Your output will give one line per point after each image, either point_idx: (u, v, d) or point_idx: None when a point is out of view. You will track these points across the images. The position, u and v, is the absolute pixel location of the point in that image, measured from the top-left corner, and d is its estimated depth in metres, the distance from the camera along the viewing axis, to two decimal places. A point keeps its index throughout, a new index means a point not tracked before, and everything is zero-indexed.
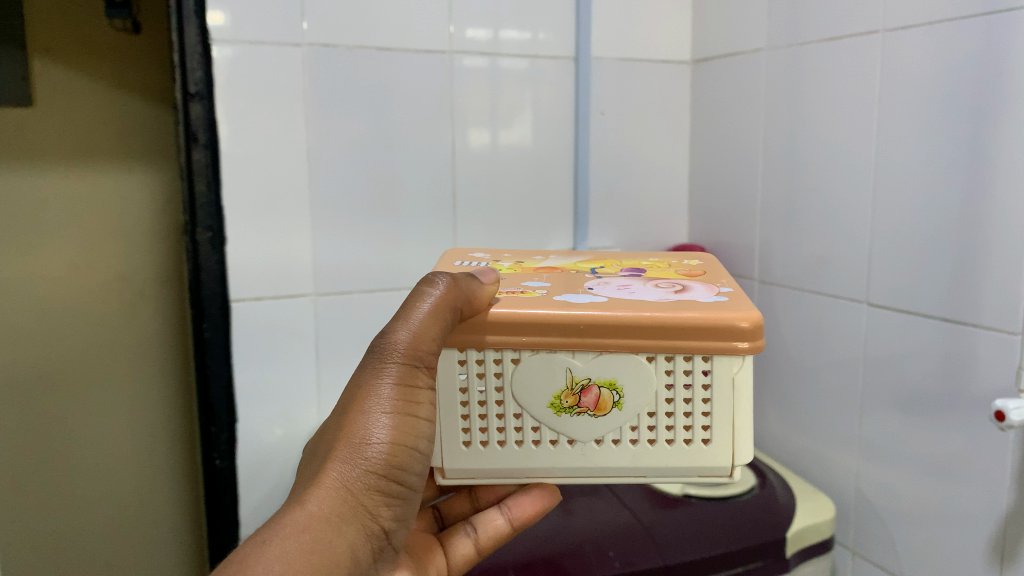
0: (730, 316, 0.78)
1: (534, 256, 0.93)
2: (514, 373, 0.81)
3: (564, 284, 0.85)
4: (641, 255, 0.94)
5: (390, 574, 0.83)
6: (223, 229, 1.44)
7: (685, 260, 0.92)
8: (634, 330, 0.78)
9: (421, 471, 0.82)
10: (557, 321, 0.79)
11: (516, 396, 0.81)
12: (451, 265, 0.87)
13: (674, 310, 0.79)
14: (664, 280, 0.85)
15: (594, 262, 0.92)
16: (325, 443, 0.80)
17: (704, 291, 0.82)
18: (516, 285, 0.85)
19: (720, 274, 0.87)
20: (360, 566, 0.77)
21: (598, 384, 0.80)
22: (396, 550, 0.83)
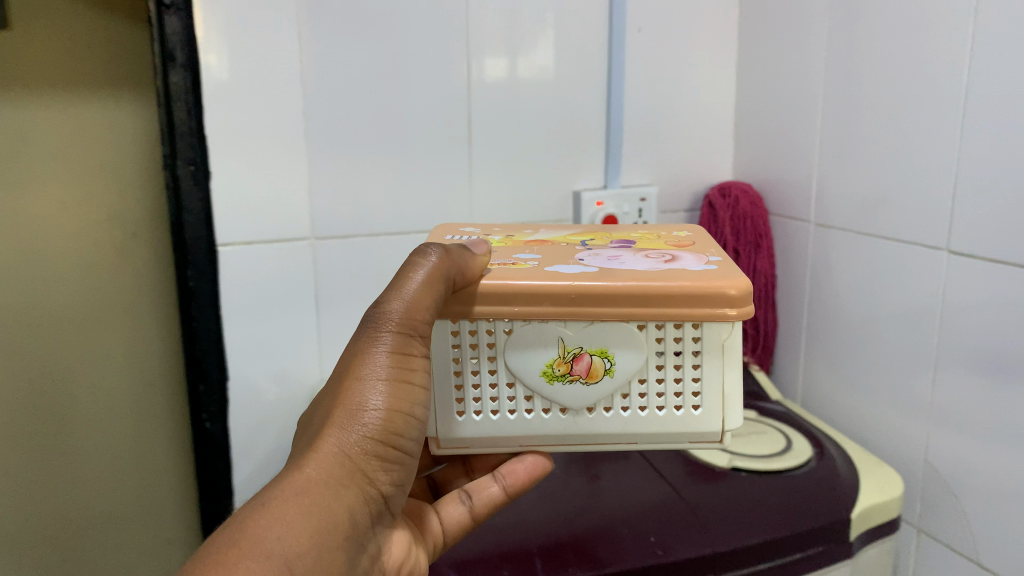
0: (718, 283, 0.79)
1: (526, 231, 0.95)
2: (506, 342, 0.83)
3: (554, 256, 0.87)
4: (630, 230, 0.97)
5: (390, 540, 0.84)
6: (206, 162, 1.40)
7: (673, 234, 0.95)
8: (623, 299, 0.79)
9: (418, 437, 0.84)
10: (547, 290, 0.80)
11: (508, 366, 0.83)
12: (444, 238, 0.89)
13: (663, 280, 0.80)
14: (653, 253, 0.87)
15: (585, 236, 0.94)
16: (322, 411, 0.81)
17: (692, 262, 0.84)
18: (507, 256, 0.87)
19: (708, 247, 0.89)
20: (359, 530, 0.78)
21: (588, 353, 0.82)
22: (395, 515, 0.84)
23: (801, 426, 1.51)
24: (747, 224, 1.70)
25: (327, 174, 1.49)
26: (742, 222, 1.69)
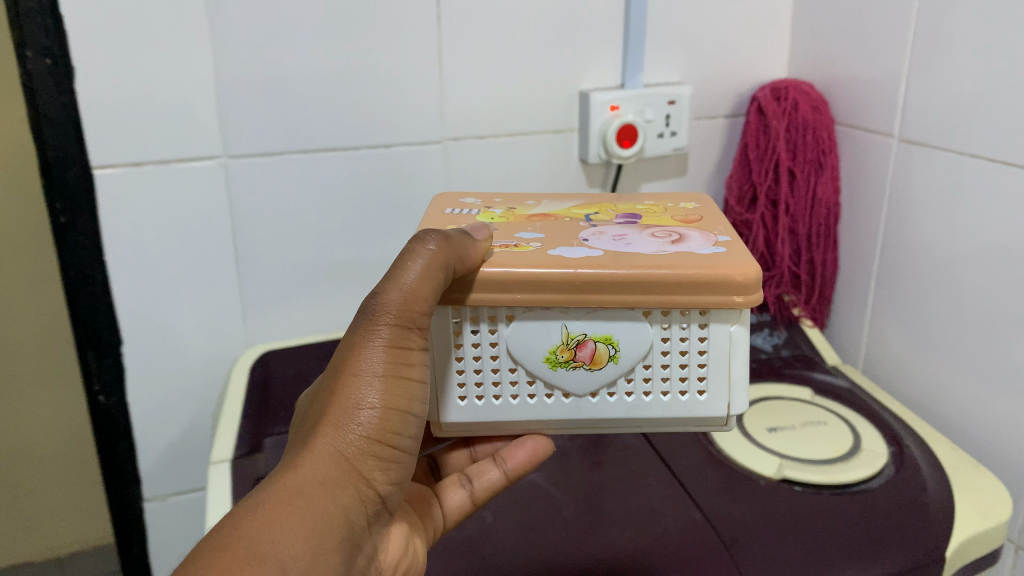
0: (728, 270, 0.74)
1: (527, 202, 0.91)
2: (506, 332, 0.79)
3: (558, 236, 0.83)
4: (634, 200, 0.94)
5: (385, 542, 0.79)
6: (69, 60, 1.09)
7: (678, 205, 0.91)
8: (628, 284, 0.75)
9: (413, 433, 0.79)
10: (548, 277, 0.75)
11: (509, 356, 0.80)
12: (443, 220, 0.84)
13: (670, 263, 0.75)
14: (660, 231, 0.83)
15: (590, 209, 0.91)
16: (316, 408, 0.76)
17: (700, 244, 0.79)
18: (507, 237, 0.82)
19: (718, 223, 0.85)
20: (355, 533, 0.73)
21: (591, 337, 0.78)
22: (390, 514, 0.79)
23: (873, 414, 1.21)
24: (808, 141, 1.37)
25: (267, 80, 1.19)
26: (799, 135, 1.37)
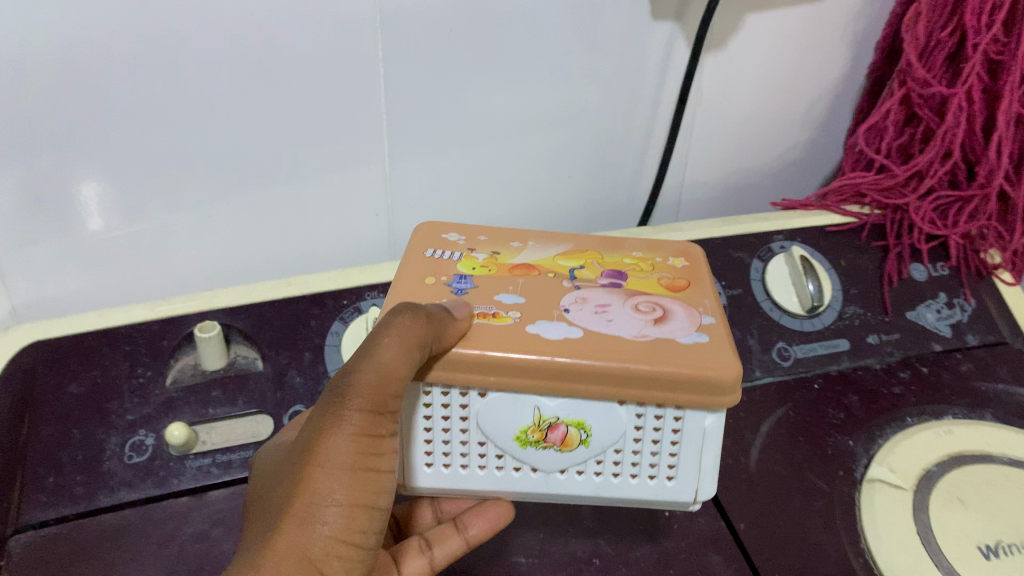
0: (721, 368, 0.38)
1: (513, 242, 0.49)
2: (478, 408, 0.40)
3: (534, 301, 0.42)
4: (629, 248, 0.50)
5: None
6: None
7: (670, 262, 0.49)
8: (575, 375, 0.38)
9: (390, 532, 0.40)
10: (517, 359, 0.38)
11: (473, 440, 0.41)
12: (422, 277, 0.44)
13: (642, 350, 0.39)
14: (644, 300, 0.43)
15: (573, 259, 0.48)
16: (260, 519, 0.38)
17: (682, 325, 0.41)
18: (487, 301, 0.42)
19: (705, 293, 0.45)
20: None
21: (560, 419, 0.40)
22: None
23: None
24: None
25: None
26: None
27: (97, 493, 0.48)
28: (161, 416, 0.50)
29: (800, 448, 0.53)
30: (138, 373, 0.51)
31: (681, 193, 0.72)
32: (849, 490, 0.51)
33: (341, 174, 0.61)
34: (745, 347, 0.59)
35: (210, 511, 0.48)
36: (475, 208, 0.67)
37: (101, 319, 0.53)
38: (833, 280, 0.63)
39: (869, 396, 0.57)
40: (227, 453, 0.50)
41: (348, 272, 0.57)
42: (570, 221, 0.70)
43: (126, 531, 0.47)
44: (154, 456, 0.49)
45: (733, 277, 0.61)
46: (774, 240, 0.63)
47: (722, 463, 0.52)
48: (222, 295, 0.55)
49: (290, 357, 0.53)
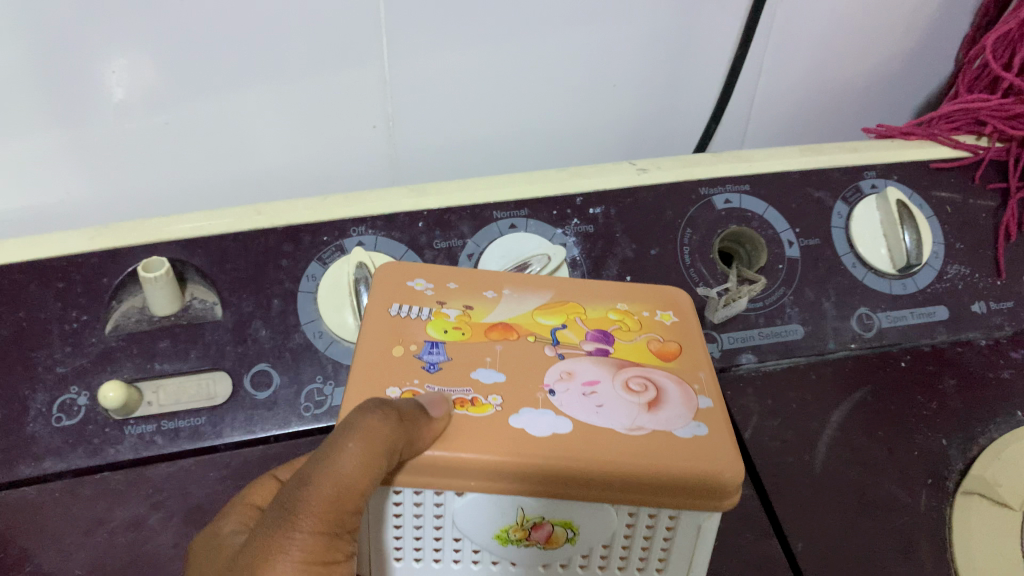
0: (730, 473, 0.30)
1: (487, 288, 0.38)
2: (454, 507, 0.31)
3: (503, 391, 0.33)
4: (612, 289, 0.39)
5: None
6: None
7: (657, 316, 0.38)
8: (551, 480, 0.30)
9: None
10: (485, 460, 0.30)
11: (447, 540, 0.32)
12: (383, 350, 0.34)
13: (641, 451, 0.31)
14: (635, 373, 0.34)
15: (555, 313, 0.37)
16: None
17: (677, 413, 0.33)
18: (462, 382, 0.33)
19: (700, 361, 0.36)
20: None
21: (546, 518, 0.31)
22: None
23: None
24: None
25: None
26: None
27: (16, 462, 0.40)
28: (97, 370, 0.42)
29: (878, 446, 0.43)
30: (71, 317, 0.43)
31: (750, 110, 0.59)
32: (937, 505, 0.41)
33: (332, 76, 0.49)
34: (818, 311, 0.47)
35: (149, 491, 0.39)
36: (498, 121, 0.55)
37: (27, 248, 0.44)
38: (935, 229, 0.50)
39: (970, 381, 0.46)
40: (175, 419, 0.41)
41: (332, 199, 0.46)
42: (613, 142, 0.58)
43: (47, 510, 0.39)
44: (87, 419, 0.41)
45: (810, 223, 0.49)
46: (864, 176, 0.51)
47: (780, 462, 0.42)
48: (178, 221, 0.45)
49: (255, 305, 0.43)
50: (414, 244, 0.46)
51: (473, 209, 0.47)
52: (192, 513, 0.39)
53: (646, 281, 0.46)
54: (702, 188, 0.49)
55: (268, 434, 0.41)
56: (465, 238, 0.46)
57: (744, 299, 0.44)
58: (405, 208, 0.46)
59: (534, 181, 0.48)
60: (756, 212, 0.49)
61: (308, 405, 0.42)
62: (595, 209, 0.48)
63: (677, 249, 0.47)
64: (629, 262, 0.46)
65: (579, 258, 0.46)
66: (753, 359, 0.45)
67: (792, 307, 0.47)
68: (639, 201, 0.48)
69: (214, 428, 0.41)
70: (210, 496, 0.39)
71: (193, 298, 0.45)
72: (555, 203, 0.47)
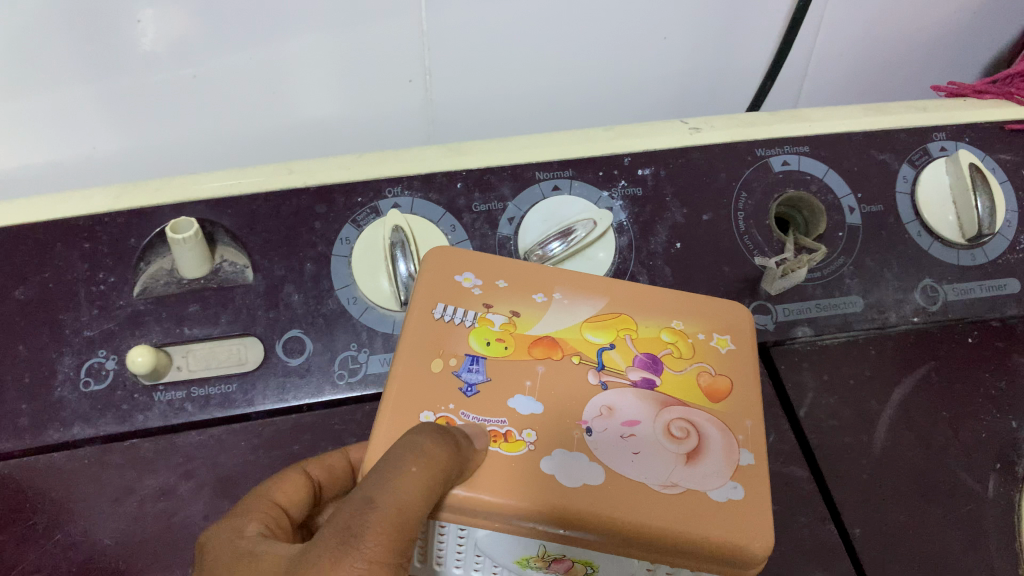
0: (758, 544, 0.30)
1: (537, 290, 0.36)
2: (478, 538, 0.31)
3: (539, 428, 0.32)
4: (669, 301, 0.36)
5: None
6: None
7: (713, 341, 0.36)
8: (580, 530, 0.30)
9: None
10: (514, 508, 0.30)
11: (469, 560, 0.32)
12: (423, 363, 0.33)
13: (672, 512, 0.30)
14: (678, 415, 0.33)
15: (604, 328, 0.35)
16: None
17: (715, 469, 0.32)
18: (498, 413, 0.32)
19: (750, 407, 0.34)
20: None
21: (566, 555, 0.31)
22: None
23: None
24: None
25: None
26: None
27: (45, 428, 0.39)
28: (125, 334, 0.40)
29: (944, 428, 0.40)
30: (98, 278, 0.41)
31: (808, 65, 0.55)
32: (1006, 493, 0.38)
33: (367, 28, 0.46)
34: (880, 283, 0.44)
35: (179, 460, 0.38)
36: (539, 75, 0.52)
37: (54, 205, 0.42)
38: (1007, 196, 0.47)
39: None
40: (205, 386, 0.40)
41: (366, 157, 0.44)
42: (660, 98, 0.55)
43: (76, 477, 0.38)
44: (116, 384, 0.40)
45: (873, 188, 0.46)
46: (933, 137, 0.47)
47: (838, 443, 0.39)
48: (208, 179, 0.43)
49: (287, 268, 0.42)
50: (452, 207, 0.43)
51: (514, 169, 0.44)
52: (222, 484, 0.37)
53: (697, 248, 0.44)
54: (758, 149, 0.46)
55: (301, 402, 0.40)
56: (506, 201, 0.43)
57: (804, 269, 0.42)
58: (442, 168, 0.44)
59: (578, 141, 0.45)
60: (816, 175, 0.46)
61: (342, 372, 0.40)
62: (643, 171, 0.45)
63: (730, 214, 0.44)
64: (679, 228, 0.44)
65: (626, 222, 0.44)
66: (809, 332, 0.43)
67: (852, 278, 0.44)
68: (691, 162, 0.45)
69: (245, 395, 0.40)
70: (240, 466, 0.38)
71: (223, 261, 0.44)
72: (601, 164, 0.45)
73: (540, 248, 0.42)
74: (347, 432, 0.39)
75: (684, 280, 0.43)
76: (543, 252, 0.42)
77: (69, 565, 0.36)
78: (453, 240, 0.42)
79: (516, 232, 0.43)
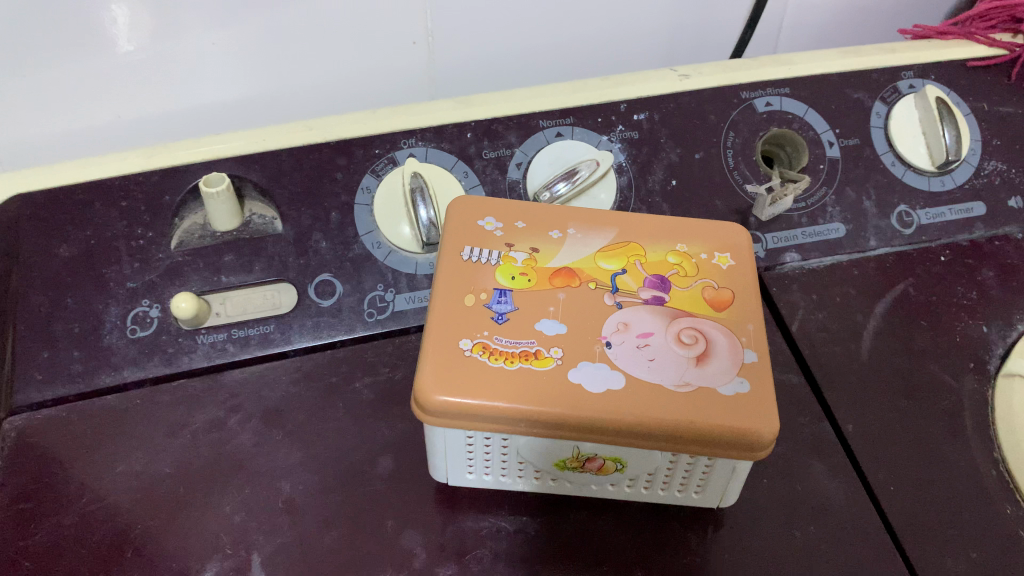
0: (767, 428, 0.32)
1: (552, 227, 0.38)
2: (518, 445, 0.34)
3: (564, 347, 0.33)
4: (671, 227, 0.39)
5: None
6: None
7: (714, 258, 0.37)
8: (603, 428, 0.32)
9: None
10: (540, 411, 0.32)
11: (513, 464, 0.35)
12: (455, 298, 0.35)
13: (690, 407, 0.32)
14: (686, 324, 0.35)
15: (616, 256, 0.37)
16: None
17: (724, 367, 0.33)
18: (527, 335, 0.34)
19: (752, 312, 0.36)
20: None
21: (597, 454, 0.34)
22: None
23: None
24: None
25: None
26: None
27: (97, 373, 0.42)
28: (166, 284, 0.43)
29: (922, 334, 0.44)
30: (136, 234, 0.44)
31: (784, 16, 0.59)
32: (980, 389, 0.42)
33: None
34: (859, 210, 0.48)
35: (225, 396, 0.41)
36: (535, 33, 0.55)
37: (91, 169, 0.45)
38: (973, 127, 0.51)
39: (1010, 273, 0.47)
40: (244, 327, 0.43)
41: (381, 112, 0.47)
42: (646, 51, 0.58)
43: (131, 415, 0.41)
44: (161, 330, 0.42)
45: (850, 124, 0.50)
46: (901, 76, 0.51)
47: (829, 352, 0.43)
48: (233, 138, 0.46)
49: (314, 217, 0.45)
50: (464, 154, 0.46)
51: (519, 119, 0.47)
52: (270, 415, 0.40)
53: (691, 184, 0.47)
54: (742, 92, 0.50)
55: (334, 338, 0.43)
56: (513, 147, 0.47)
57: (791, 197, 0.46)
58: (453, 120, 0.47)
59: (577, 90, 0.49)
60: (797, 114, 0.49)
61: (371, 310, 0.43)
62: (638, 116, 0.48)
63: (720, 152, 0.48)
64: (675, 166, 0.47)
65: (625, 163, 0.47)
66: (797, 257, 0.47)
67: (834, 206, 0.48)
68: (681, 106, 0.49)
69: (283, 334, 0.43)
70: (284, 398, 0.41)
71: (252, 214, 0.46)
72: (600, 111, 0.48)
73: (547, 189, 0.45)
74: (379, 362, 0.42)
75: (682, 213, 0.46)
76: (551, 193, 0.45)
77: (133, 492, 0.38)
78: (466, 185, 0.46)
79: (524, 176, 0.46)
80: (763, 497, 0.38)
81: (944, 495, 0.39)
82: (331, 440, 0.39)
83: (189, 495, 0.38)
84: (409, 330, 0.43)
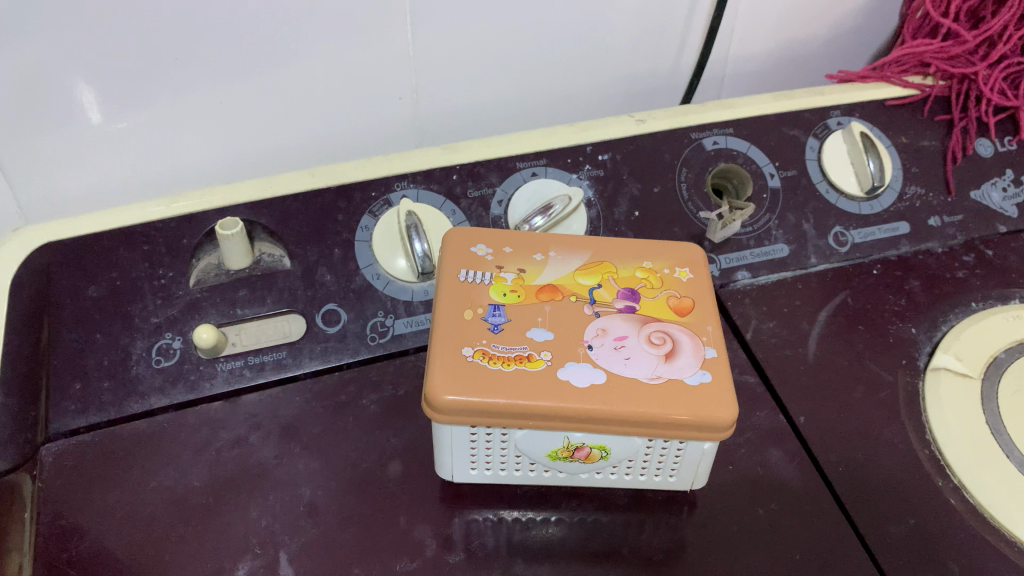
0: (727, 410, 0.37)
1: (535, 251, 0.44)
2: (516, 438, 0.39)
3: (553, 351, 0.39)
4: (638, 248, 0.45)
5: None
6: None
7: (675, 272, 0.43)
8: (589, 418, 0.37)
9: None
10: (534, 405, 0.37)
11: (511, 458, 0.40)
12: (456, 313, 0.40)
13: (662, 396, 0.37)
14: (655, 328, 0.40)
15: (592, 274, 0.43)
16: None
17: (689, 361, 0.39)
18: (519, 341, 0.39)
19: (711, 315, 0.41)
20: None
21: (585, 443, 0.39)
22: None
23: None
24: None
25: None
26: None
27: (127, 400, 0.46)
28: (187, 318, 0.48)
29: (859, 337, 0.50)
30: (158, 274, 0.49)
31: (727, 66, 0.66)
32: (912, 381, 0.49)
33: (364, 55, 0.55)
34: (800, 232, 0.54)
35: (245, 416, 0.45)
36: (506, 85, 0.61)
37: (114, 217, 0.50)
38: (894, 157, 0.58)
39: (933, 281, 0.54)
40: (259, 354, 0.47)
41: (374, 159, 0.53)
42: (606, 100, 0.65)
43: (160, 435, 0.45)
44: (184, 360, 0.47)
45: (788, 157, 0.56)
46: (830, 115, 0.59)
47: (780, 355, 0.49)
48: (242, 186, 0.51)
49: (319, 254, 0.50)
50: (451, 194, 0.52)
51: (498, 161, 0.53)
52: (287, 430, 0.45)
53: (652, 214, 0.54)
54: (692, 132, 0.56)
55: (341, 361, 0.48)
56: (494, 186, 0.53)
57: (738, 221, 0.53)
58: (439, 164, 0.53)
59: (547, 134, 0.55)
60: (741, 150, 0.56)
61: (373, 335, 0.48)
62: (603, 156, 0.55)
63: (676, 185, 0.55)
64: (637, 199, 0.54)
65: (593, 198, 0.53)
66: (747, 275, 0.53)
67: (778, 230, 0.54)
68: (640, 146, 0.55)
69: (294, 359, 0.47)
70: (299, 415, 0.45)
71: (262, 253, 0.51)
72: (569, 152, 0.54)
73: (526, 223, 0.51)
74: (384, 380, 0.47)
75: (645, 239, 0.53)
76: (529, 227, 0.51)
77: (165, 504, 0.42)
78: (454, 222, 0.51)
79: (505, 212, 0.52)
80: (730, 481, 0.43)
81: (885, 471, 0.44)
82: (344, 450, 0.44)
83: (219, 503, 0.42)
84: (408, 351, 0.48)
